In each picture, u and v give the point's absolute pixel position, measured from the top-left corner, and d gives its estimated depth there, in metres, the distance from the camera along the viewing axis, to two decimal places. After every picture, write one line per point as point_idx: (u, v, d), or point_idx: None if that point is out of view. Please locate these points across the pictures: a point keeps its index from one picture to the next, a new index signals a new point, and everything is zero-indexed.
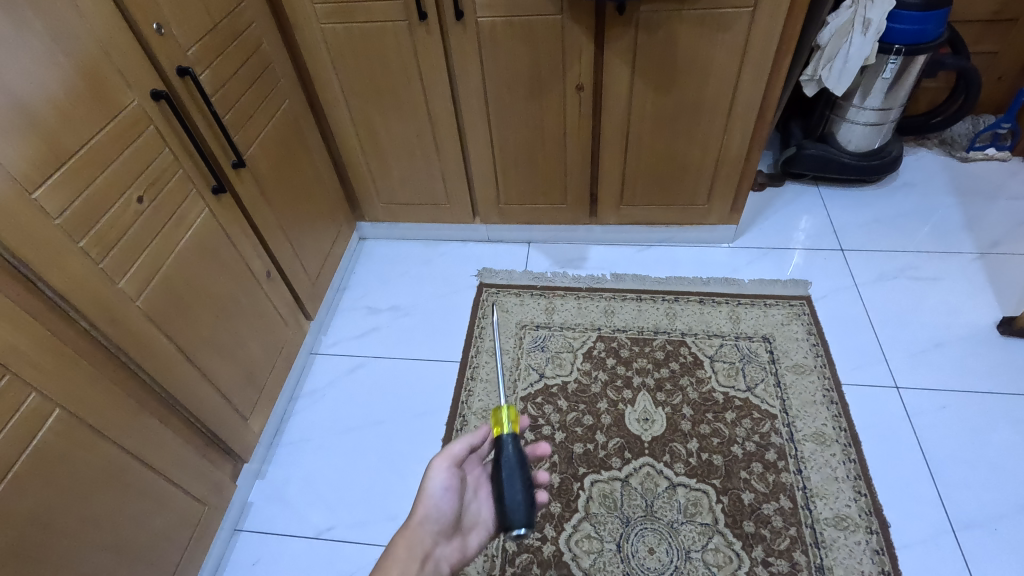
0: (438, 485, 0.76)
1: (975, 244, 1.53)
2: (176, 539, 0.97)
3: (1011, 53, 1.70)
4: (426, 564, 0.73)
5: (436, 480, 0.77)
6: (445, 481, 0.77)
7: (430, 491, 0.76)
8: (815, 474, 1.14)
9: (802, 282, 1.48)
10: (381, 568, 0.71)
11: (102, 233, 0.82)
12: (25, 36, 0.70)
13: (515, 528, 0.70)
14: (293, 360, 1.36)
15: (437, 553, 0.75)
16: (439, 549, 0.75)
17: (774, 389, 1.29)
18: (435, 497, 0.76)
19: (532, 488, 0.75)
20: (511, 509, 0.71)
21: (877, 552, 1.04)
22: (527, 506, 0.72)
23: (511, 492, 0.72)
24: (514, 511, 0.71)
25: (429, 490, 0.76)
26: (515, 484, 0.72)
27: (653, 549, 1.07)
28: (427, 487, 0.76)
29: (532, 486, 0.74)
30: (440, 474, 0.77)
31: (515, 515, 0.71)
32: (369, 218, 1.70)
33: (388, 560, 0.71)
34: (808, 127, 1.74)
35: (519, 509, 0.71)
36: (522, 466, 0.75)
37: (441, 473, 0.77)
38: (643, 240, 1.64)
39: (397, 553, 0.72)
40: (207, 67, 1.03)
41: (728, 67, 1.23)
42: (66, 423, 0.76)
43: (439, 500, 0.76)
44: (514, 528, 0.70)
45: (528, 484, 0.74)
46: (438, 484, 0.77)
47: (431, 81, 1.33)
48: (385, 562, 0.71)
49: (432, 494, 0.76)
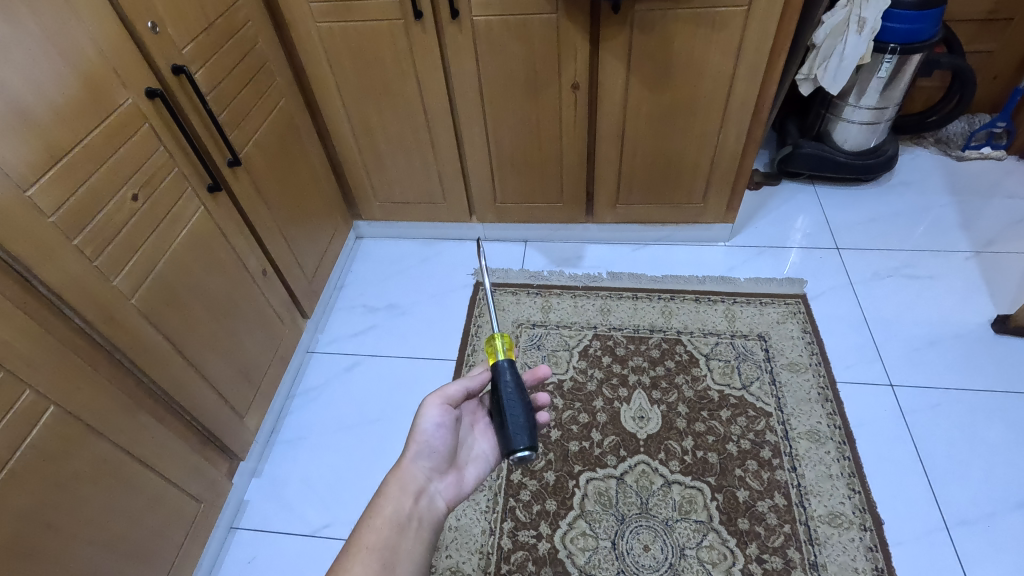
0: (429, 422, 0.76)
1: (970, 243, 1.54)
2: (172, 536, 0.97)
3: (1005, 52, 1.71)
4: (420, 500, 0.73)
5: (428, 418, 0.76)
6: (438, 418, 0.76)
7: (421, 428, 0.75)
8: (809, 472, 1.15)
9: (798, 281, 1.49)
10: (375, 504, 0.71)
11: (97, 230, 0.82)
12: (19, 34, 0.71)
13: (518, 450, 0.69)
14: (289, 358, 1.36)
15: (431, 489, 0.75)
16: (433, 485, 0.75)
17: (769, 387, 1.29)
18: (428, 434, 0.75)
19: (533, 413, 0.73)
20: (512, 432, 0.70)
21: (870, 549, 1.04)
22: (529, 429, 0.71)
23: (513, 416, 0.71)
24: (516, 435, 0.70)
25: (420, 428, 0.75)
26: (516, 409, 0.71)
27: (648, 546, 1.07)
28: (418, 425, 0.76)
29: (532, 409, 0.73)
30: (432, 411, 0.76)
31: (517, 438, 0.70)
32: (366, 217, 1.70)
33: (382, 497, 0.72)
34: (804, 126, 1.76)
35: (520, 433, 0.70)
36: (522, 392, 0.73)
37: (433, 411, 0.76)
38: (640, 239, 1.65)
39: (389, 491, 0.72)
40: (202, 65, 1.03)
41: (724, 65, 1.23)
42: (62, 420, 0.76)
43: (431, 438, 0.76)
44: (517, 451, 0.69)
45: (530, 409, 0.73)
46: (429, 423, 0.76)
47: (427, 80, 1.33)
48: (378, 498, 0.71)
49: (424, 431, 0.76)
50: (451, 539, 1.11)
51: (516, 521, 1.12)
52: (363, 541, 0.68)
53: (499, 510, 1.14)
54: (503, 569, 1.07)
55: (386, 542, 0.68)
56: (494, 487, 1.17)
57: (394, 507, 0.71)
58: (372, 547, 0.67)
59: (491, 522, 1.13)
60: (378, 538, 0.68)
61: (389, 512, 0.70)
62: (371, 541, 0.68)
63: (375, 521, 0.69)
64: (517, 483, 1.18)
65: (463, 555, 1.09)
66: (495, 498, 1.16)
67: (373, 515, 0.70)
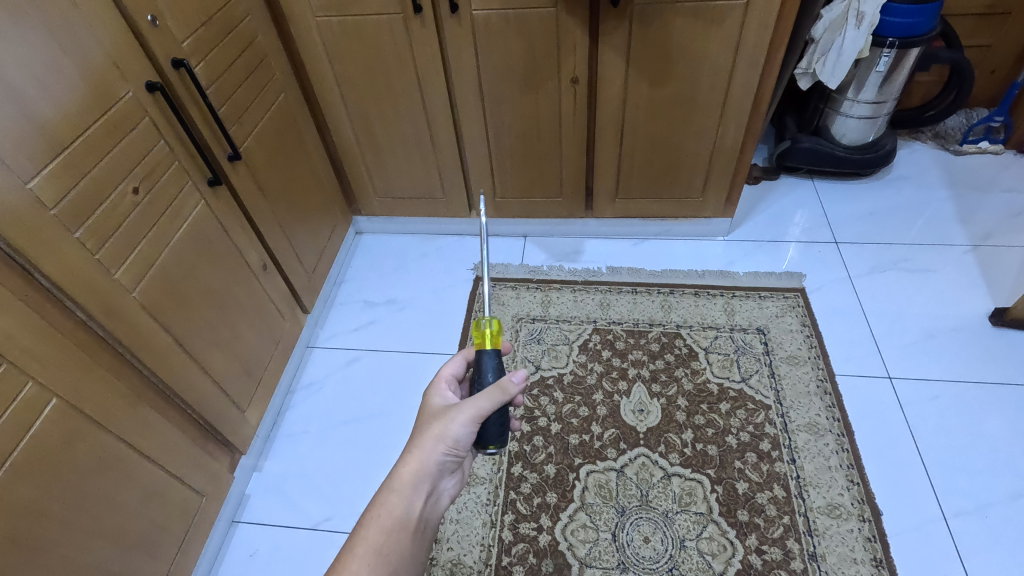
0: (462, 431, 0.70)
1: (968, 237, 1.54)
2: (175, 529, 0.98)
3: (1002, 46, 1.72)
4: (431, 499, 0.72)
5: (458, 427, 0.70)
6: (471, 429, 0.70)
7: (451, 433, 0.70)
8: (808, 464, 1.15)
9: (797, 275, 1.49)
10: (381, 500, 0.68)
11: (98, 223, 0.82)
12: (19, 26, 0.71)
13: (488, 448, 0.72)
14: (290, 353, 1.37)
15: (441, 486, 0.74)
16: (443, 482, 0.74)
17: (768, 380, 1.30)
18: (457, 439, 0.71)
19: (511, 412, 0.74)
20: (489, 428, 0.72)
21: (869, 539, 1.05)
22: (502, 430, 0.73)
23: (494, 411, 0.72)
24: (490, 433, 0.72)
25: (450, 434, 0.69)
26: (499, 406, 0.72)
27: (647, 538, 1.08)
28: (447, 430, 0.69)
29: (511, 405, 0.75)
30: (465, 420, 0.70)
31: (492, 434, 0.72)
32: (366, 213, 1.71)
33: (389, 493, 0.68)
34: (802, 121, 1.77)
35: (497, 434, 0.72)
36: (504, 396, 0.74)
37: (464, 421, 0.69)
38: (639, 234, 1.65)
39: (400, 487, 0.69)
40: (202, 59, 1.03)
41: (723, 58, 1.23)
42: (65, 413, 0.76)
43: (460, 444, 0.71)
44: (487, 448, 0.72)
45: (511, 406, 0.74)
46: (461, 432, 0.70)
47: (427, 74, 1.33)
48: (386, 495, 0.68)
49: (454, 436, 0.70)
50: (452, 531, 1.12)
51: (516, 514, 1.13)
52: (370, 542, 0.65)
53: (499, 503, 1.15)
54: (504, 561, 1.07)
55: (394, 545, 0.66)
56: (495, 480, 1.18)
57: (405, 507, 0.68)
58: (379, 549, 0.65)
59: (492, 515, 1.13)
60: (385, 540, 0.66)
61: (399, 512, 0.68)
62: (377, 542, 0.65)
63: (383, 520, 0.66)
64: (517, 475, 1.18)
65: (464, 547, 1.10)
66: (496, 491, 1.16)
67: (379, 513, 0.67)
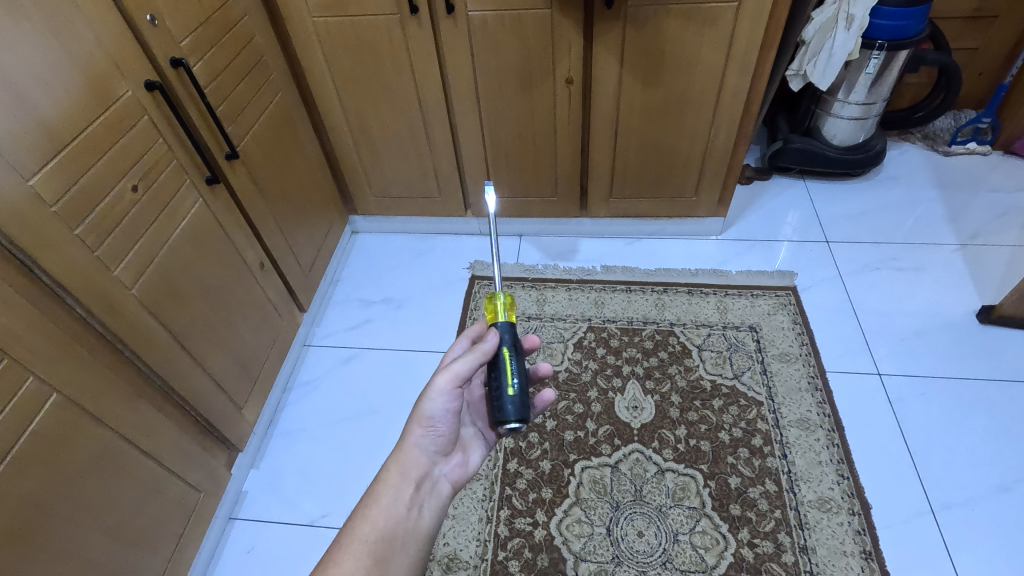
0: (438, 407, 0.74)
1: (956, 235, 1.57)
2: (174, 525, 0.98)
3: (990, 49, 1.75)
4: (423, 485, 0.74)
5: (434, 405, 0.74)
6: (446, 402, 0.74)
7: (426, 412, 0.74)
8: (799, 459, 1.17)
9: (788, 273, 1.51)
10: (372, 492, 0.71)
11: (97, 220, 0.83)
12: (20, 24, 0.71)
13: (509, 423, 0.68)
14: (287, 351, 1.38)
15: (435, 473, 0.77)
16: (437, 469, 0.77)
17: (760, 376, 1.32)
18: (434, 417, 0.74)
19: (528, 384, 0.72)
20: (505, 403, 0.69)
21: (859, 532, 1.07)
22: (522, 403, 0.69)
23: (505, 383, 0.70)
24: (508, 407, 0.68)
25: (428, 413, 0.74)
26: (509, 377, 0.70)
27: (642, 532, 1.09)
28: (424, 410, 0.74)
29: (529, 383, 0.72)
30: (441, 395, 0.73)
31: (509, 409, 0.68)
32: (362, 213, 1.72)
33: (381, 485, 0.72)
34: (794, 121, 1.79)
35: (516, 408, 0.68)
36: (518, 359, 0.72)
37: (439, 395, 0.73)
38: (634, 233, 1.67)
39: (389, 477, 0.73)
40: (200, 58, 1.04)
41: (715, 59, 1.25)
42: (64, 407, 0.77)
43: (437, 422, 0.75)
44: (507, 423, 0.68)
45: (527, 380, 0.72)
46: (436, 408, 0.74)
47: (422, 72, 1.34)
48: (376, 487, 0.71)
49: (433, 415, 0.74)
50: (449, 527, 1.13)
51: (512, 509, 1.14)
52: (357, 532, 0.68)
53: (495, 498, 1.16)
54: (500, 556, 1.08)
55: (382, 534, 0.68)
56: (490, 476, 1.19)
57: (392, 497, 0.71)
58: (366, 538, 0.67)
59: (487, 510, 1.14)
60: (372, 530, 0.68)
61: (386, 502, 0.70)
62: (365, 532, 0.68)
63: (372, 512, 0.69)
64: (512, 471, 1.19)
65: (460, 542, 1.11)
66: (492, 487, 1.18)
67: (370, 504, 0.70)
